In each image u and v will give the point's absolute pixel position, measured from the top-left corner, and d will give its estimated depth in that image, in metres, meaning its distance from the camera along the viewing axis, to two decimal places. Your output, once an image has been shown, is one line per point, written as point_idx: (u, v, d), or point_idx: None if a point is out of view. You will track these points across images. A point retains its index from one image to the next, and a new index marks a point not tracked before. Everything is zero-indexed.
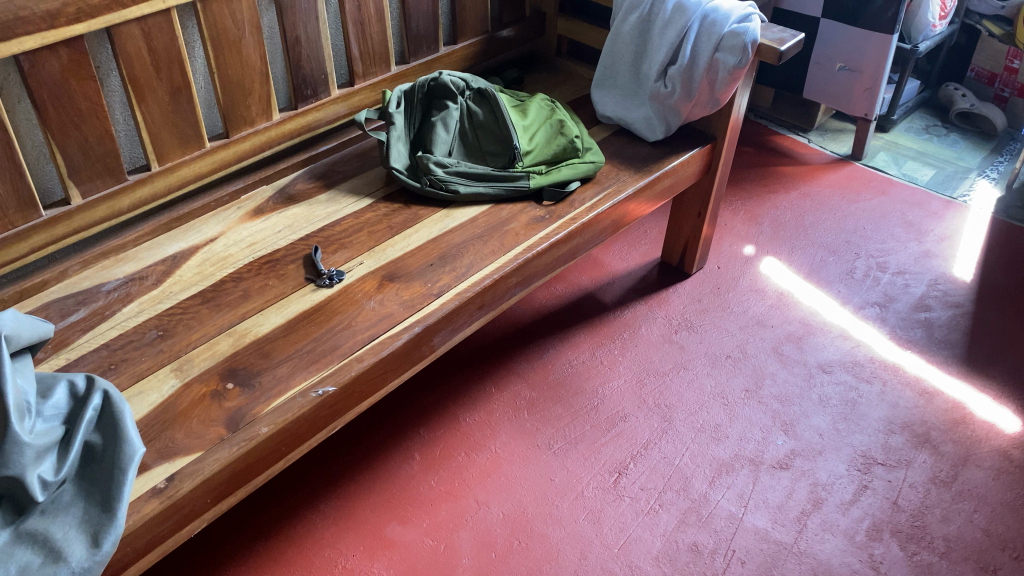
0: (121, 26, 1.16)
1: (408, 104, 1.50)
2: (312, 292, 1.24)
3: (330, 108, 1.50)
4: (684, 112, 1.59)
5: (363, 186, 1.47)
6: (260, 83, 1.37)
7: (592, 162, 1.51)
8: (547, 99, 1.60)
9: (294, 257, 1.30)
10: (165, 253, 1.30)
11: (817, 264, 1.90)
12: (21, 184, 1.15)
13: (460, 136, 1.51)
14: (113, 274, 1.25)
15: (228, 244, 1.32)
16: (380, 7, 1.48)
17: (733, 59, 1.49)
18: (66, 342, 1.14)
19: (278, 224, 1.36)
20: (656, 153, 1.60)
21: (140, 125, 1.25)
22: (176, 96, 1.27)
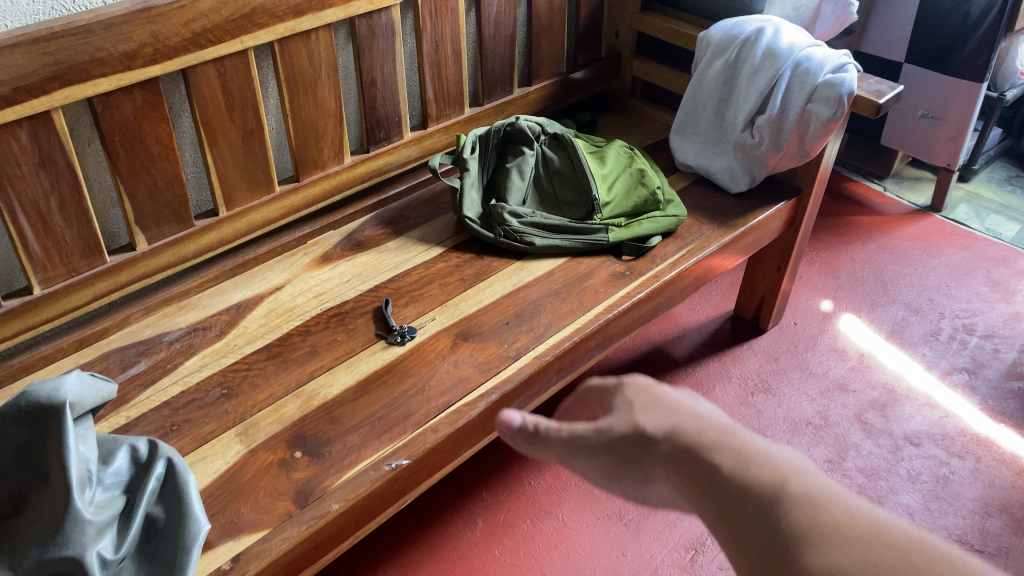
0: (197, 67, 1.11)
1: (483, 149, 1.43)
2: (382, 350, 1.17)
3: (402, 152, 1.43)
4: (771, 163, 1.52)
5: (433, 234, 1.40)
6: (334, 125, 1.32)
7: (675, 215, 1.42)
8: (627, 146, 1.53)
9: (363, 310, 1.24)
10: (229, 302, 1.24)
11: (899, 323, 1.80)
12: (88, 231, 1.09)
13: (535, 184, 1.44)
14: (176, 323, 1.20)
15: (294, 293, 1.26)
16: (458, 48, 1.42)
17: (827, 111, 1.41)
18: (126, 399, 1.08)
19: (346, 273, 1.31)
20: (738, 207, 1.52)
21: (211, 168, 1.19)
22: (248, 139, 1.22)
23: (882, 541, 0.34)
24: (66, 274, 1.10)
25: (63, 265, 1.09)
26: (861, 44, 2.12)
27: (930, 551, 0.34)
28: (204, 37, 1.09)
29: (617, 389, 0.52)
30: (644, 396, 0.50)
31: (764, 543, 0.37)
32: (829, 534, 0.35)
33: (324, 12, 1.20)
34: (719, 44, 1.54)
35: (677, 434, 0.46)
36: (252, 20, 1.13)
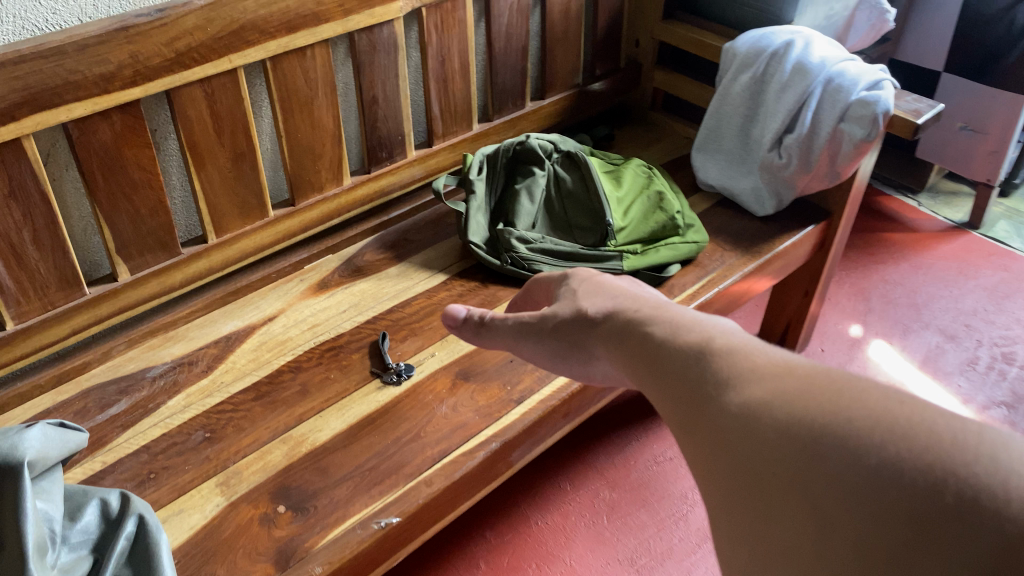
0: (182, 88, 1.04)
1: (491, 169, 1.35)
2: (377, 390, 1.09)
3: (406, 171, 1.35)
4: (799, 185, 1.42)
5: (437, 259, 1.32)
6: (332, 146, 1.24)
7: (695, 241, 1.33)
8: (645, 165, 1.44)
9: (359, 345, 1.16)
10: (218, 333, 1.17)
11: (933, 351, 1.70)
12: (64, 262, 1.03)
13: (546, 206, 1.36)
14: (161, 357, 1.13)
15: (287, 324, 1.19)
16: (466, 61, 1.35)
17: (860, 131, 1.31)
18: (103, 442, 1.02)
19: (343, 302, 1.23)
20: (763, 232, 1.43)
21: (198, 194, 1.12)
22: (239, 162, 1.15)
23: (792, 371, 0.38)
24: (41, 308, 1.04)
25: (38, 298, 1.03)
26: (895, 52, 2.02)
27: (829, 371, 0.37)
28: (188, 56, 1.02)
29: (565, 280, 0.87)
30: (584, 285, 0.82)
31: (691, 392, 0.41)
32: (746, 372, 0.39)
33: (319, 28, 1.13)
34: (745, 56, 1.44)
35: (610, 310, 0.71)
36: (241, 38, 1.06)
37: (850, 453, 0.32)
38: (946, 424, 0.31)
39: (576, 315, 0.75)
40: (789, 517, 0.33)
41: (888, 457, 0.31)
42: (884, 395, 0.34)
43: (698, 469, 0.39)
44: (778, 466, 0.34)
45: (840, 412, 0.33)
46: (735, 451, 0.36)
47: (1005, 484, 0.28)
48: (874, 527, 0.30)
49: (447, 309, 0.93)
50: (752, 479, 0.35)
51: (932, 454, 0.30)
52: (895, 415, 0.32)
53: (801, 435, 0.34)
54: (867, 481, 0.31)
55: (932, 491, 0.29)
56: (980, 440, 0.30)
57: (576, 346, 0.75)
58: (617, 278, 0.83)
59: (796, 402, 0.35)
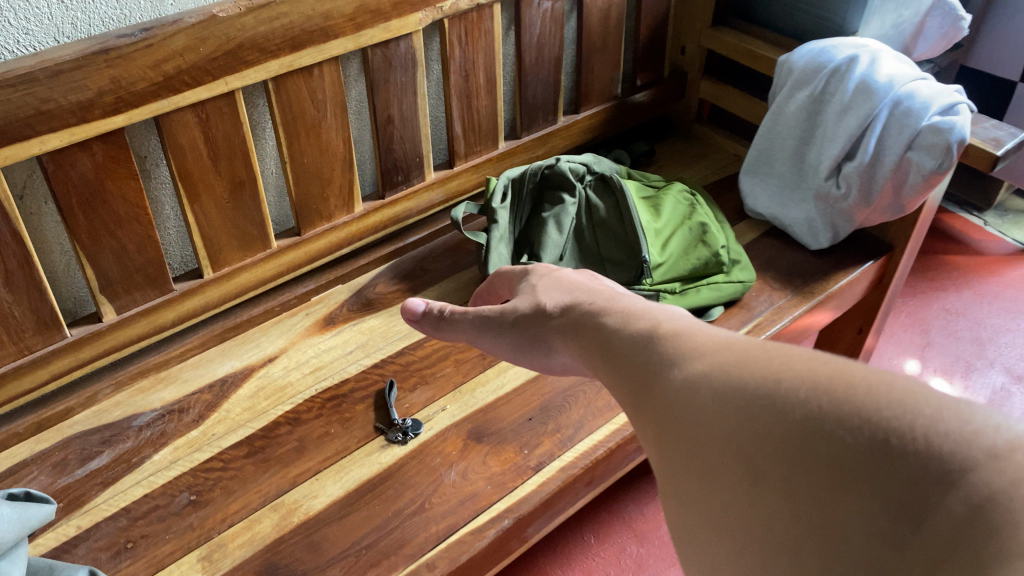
0: (172, 114, 0.94)
1: (516, 195, 1.24)
2: (380, 450, 0.99)
3: (424, 195, 1.24)
4: (859, 218, 1.28)
5: (455, 293, 1.21)
6: (342, 171, 1.14)
7: (740, 281, 1.20)
8: (687, 190, 1.31)
9: (363, 394, 1.06)
10: (213, 376, 1.08)
11: (998, 394, 1.55)
12: (42, 305, 0.94)
13: (575, 237, 1.24)
14: (151, 402, 1.04)
15: (288, 366, 1.09)
16: (492, 76, 1.23)
17: (931, 162, 1.17)
18: (79, 503, 0.93)
19: (349, 342, 1.13)
20: (817, 268, 1.30)
21: (192, 226, 1.02)
22: (237, 191, 1.05)
23: (729, 344, 0.41)
24: (16, 353, 0.95)
25: (14, 343, 0.94)
26: (967, 59, 1.85)
27: (767, 343, 0.40)
28: (178, 80, 0.91)
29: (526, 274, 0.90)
30: (542, 279, 0.87)
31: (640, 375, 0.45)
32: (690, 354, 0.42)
33: (327, 44, 1.02)
34: (802, 73, 1.30)
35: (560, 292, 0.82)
36: (238, 57, 0.95)
37: (776, 414, 0.34)
38: (864, 372, 0.34)
39: (534, 309, 0.81)
40: (722, 474, 0.36)
41: (811, 412, 0.33)
42: (811, 356, 0.37)
43: (646, 438, 0.43)
44: (711, 428, 0.37)
45: (772, 377, 0.36)
46: (677, 418, 0.40)
47: (913, 426, 0.31)
48: (799, 478, 0.33)
49: (408, 300, 0.97)
50: (689, 440, 0.38)
51: (851, 405, 0.32)
52: (819, 372, 0.35)
53: (730, 398, 0.37)
54: (789, 437, 0.33)
55: (848, 440, 0.32)
56: (894, 388, 0.32)
57: (533, 337, 0.81)
58: (576, 271, 0.88)
59: (733, 373, 0.38)
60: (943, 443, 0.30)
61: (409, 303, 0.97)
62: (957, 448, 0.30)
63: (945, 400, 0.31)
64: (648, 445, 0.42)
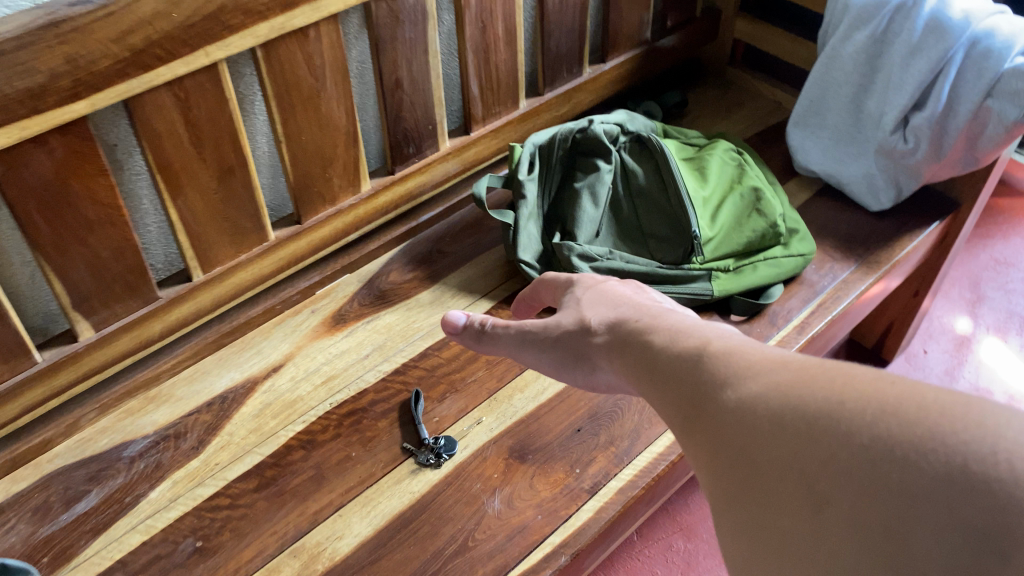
0: (144, 96, 0.77)
1: (544, 163, 1.09)
2: (411, 476, 0.87)
3: (439, 168, 1.10)
4: (926, 174, 1.14)
5: (479, 280, 1.07)
6: (346, 146, 0.98)
7: (800, 254, 1.07)
8: (733, 149, 1.16)
9: (386, 407, 0.93)
10: (211, 391, 0.94)
11: None
12: (4, 330, 0.79)
13: (612, 209, 1.09)
14: (141, 428, 0.91)
15: (296, 376, 0.96)
16: (512, 26, 1.06)
17: (1014, 111, 1.02)
18: (67, 556, 0.80)
19: (364, 344, 0.99)
20: (879, 232, 1.16)
21: (176, 224, 0.87)
22: (227, 180, 0.89)
23: (787, 367, 0.44)
24: None
25: None
26: None
27: (824, 364, 0.43)
28: (149, 54, 0.75)
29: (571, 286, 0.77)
30: (591, 292, 0.74)
31: (695, 396, 0.48)
32: (745, 373, 0.46)
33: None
34: (862, 10, 1.13)
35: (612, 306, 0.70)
36: (220, 22, 0.78)
37: (847, 439, 0.37)
38: (932, 397, 0.36)
39: (581, 326, 0.69)
40: (789, 497, 0.38)
41: (881, 436, 0.36)
42: (876, 379, 0.39)
43: (704, 460, 0.45)
44: (773, 447, 0.40)
45: (839, 400, 0.39)
46: (740, 440, 0.42)
47: (993, 452, 0.32)
48: (870, 502, 0.35)
49: (449, 311, 0.83)
50: (756, 464, 0.41)
51: (925, 431, 0.34)
52: (887, 397, 0.37)
53: (795, 421, 0.39)
54: (860, 461, 0.36)
55: (921, 463, 0.34)
56: (964, 415, 0.35)
57: (584, 359, 0.69)
58: (623, 285, 0.75)
59: (795, 395, 0.41)
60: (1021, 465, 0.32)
61: (449, 313, 0.83)
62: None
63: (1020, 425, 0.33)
64: (711, 465, 0.44)
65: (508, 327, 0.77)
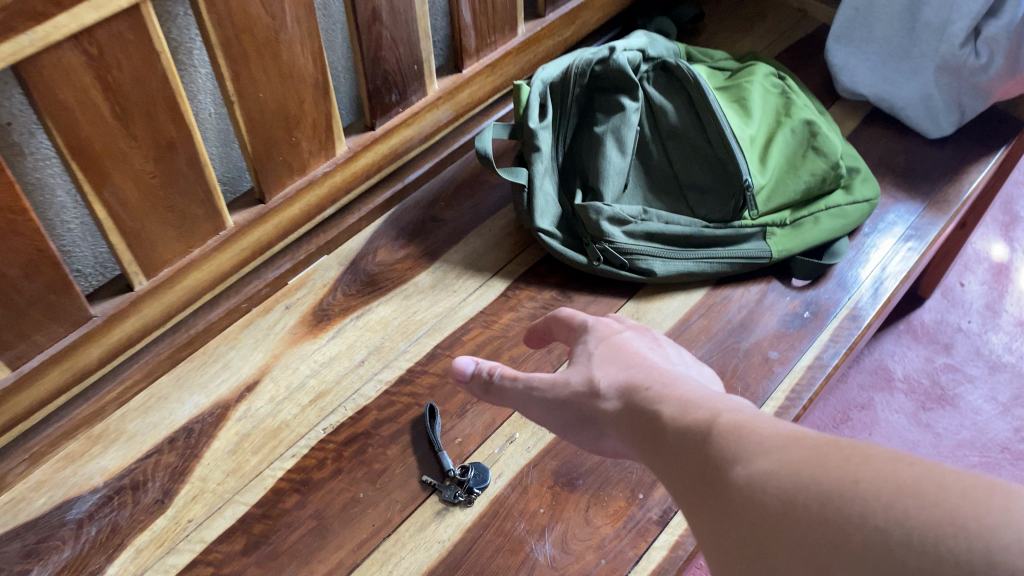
0: (41, 57, 0.55)
1: (558, 106, 0.88)
2: (439, 520, 0.70)
3: (427, 117, 0.90)
4: (999, 92, 0.96)
5: (486, 254, 0.89)
6: (315, 101, 0.77)
7: (864, 199, 0.90)
8: (774, 74, 0.98)
9: (395, 429, 0.75)
10: (172, 423, 0.75)
11: None
12: None
13: (641, 157, 0.90)
14: (88, 480, 0.71)
15: (278, 396, 0.77)
16: None
17: None
18: None
19: (357, 347, 0.80)
20: (942, 163, 1.00)
21: (103, 220, 0.66)
22: (165, 157, 0.67)
23: (801, 440, 0.38)
24: None
25: None
26: None
27: (836, 439, 0.37)
28: None
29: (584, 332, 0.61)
30: (605, 344, 0.59)
31: (701, 473, 0.40)
32: (751, 448, 0.39)
33: None
34: None
35: (623, 362, 0.55)
36: None
37: (862, 523, 0.31)
38: (956, 482, 0.31)
39: (588, 387, 0.54)
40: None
41: (897, 516, 0.30)
42: (897, 459, 0.34)
43: (709, 542, 0.39)
44: (777, 525, 0.34)
45: (850, 477, 0.33)
46: (746, 522, 0.36)
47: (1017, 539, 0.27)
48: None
49: (458, 356, 0.65)
50: (761, 550, 0.35)
51: (944, 512, 0.29)
52: (902, 475, 0.32)
53: (806, 500, 0.34)
54: (874, 546, 0.30)
55: (946, 551, 0.28)
56: (973, 490, 0.30)
57: (594, 427, 0.55)
58: (646, 337, 0.60)
59: (795, 466, 0.36)
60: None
61: (460, 358, 0.66)
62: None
63: None
64: (716, 552, 0.38)
65: (516, 381, 0.61)
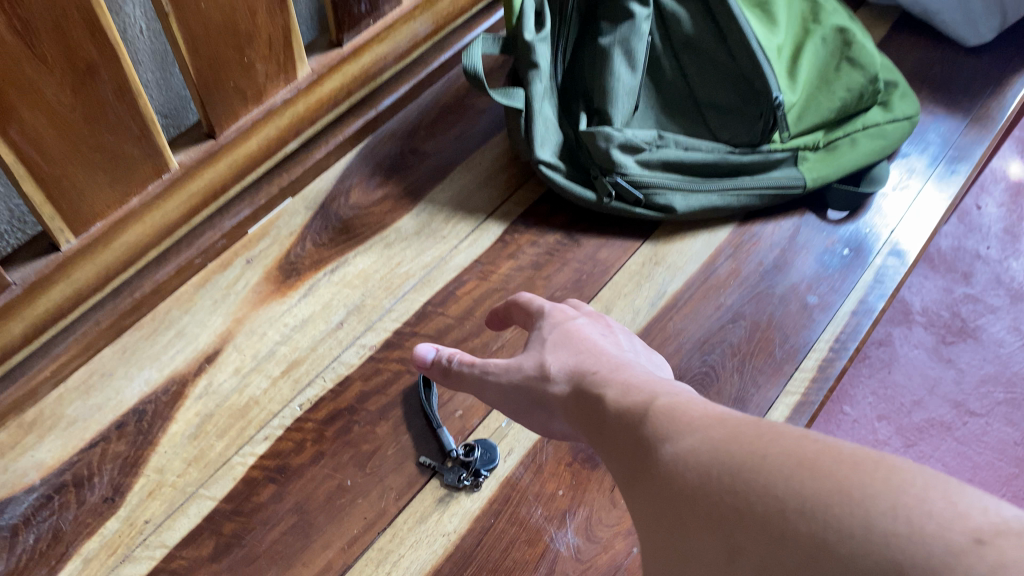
0: None
1: (555, 15, 0.75)
2: (443, 510, 0.60)
3: (404, 31, 0.78)
4: None
5: (477, 193, 0.77)
6: (269, 14, 0.63)
7: (905, 116, 0.79)
8: None
9: (385, 403, 0.65)
10: (120, 404, 0.63)
11: None
12: None
13: (653, 73, 0.77)
14: (21, 477, 0.59)
15: (245, 368, 0.66)
16: None
17: None
18: None
19: (335, 307, 0.69)
20: (982, 75, 0.89)
21: (11, 164, 0.52)
22: (87, 82, 0.54)
23: (729, 416, 0.36)
24: None
25: None
26: None
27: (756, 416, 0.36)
28: None
29: (541, 316, 0.57)
30: (556, 330, 0.55)
31: (632, 452, 0.39)
32: (679, 424, 0.37)
33: None
34: None
35: (570, 347, 0.52)
36: None
37: (764, 496, 0.30)
38: (856, 455, 0.30)
39: (540, 372, 0.52)
40: (699, 559, 0.31)
41: (793, 487, 0.29)
42: (805, 436, 0.32)
43: (637, 522, 0.37)
44: (688, 497, 0.33)
45: (760, 449, 0.32)
46: (661, 496, 0.35)
47: (892, 509, 0.27)
48: (775, 564, 0.28)
49: (419, 345, 0.62)
50: (671, 521, 0.33)
51: (833, 483, 0.29)
52: (805, 447, 0.31)
53: (716, 473, 0.32)
54: (769, 516, 0.29)
55: (832, 525, 0.27)
56: (868, 463, 0.29)
57: (544, 412, 0.52)
58: (601, 326, 0.56)
59: (712, 437, 0.34)
60: (926, 523, 0.26)
61: (420, 345, 0.62)
62: (942, 531, 0.25)
63: (931, 480, 0.28)
64: (639, 530, 0.36)
65: (473, 366, 0.57)
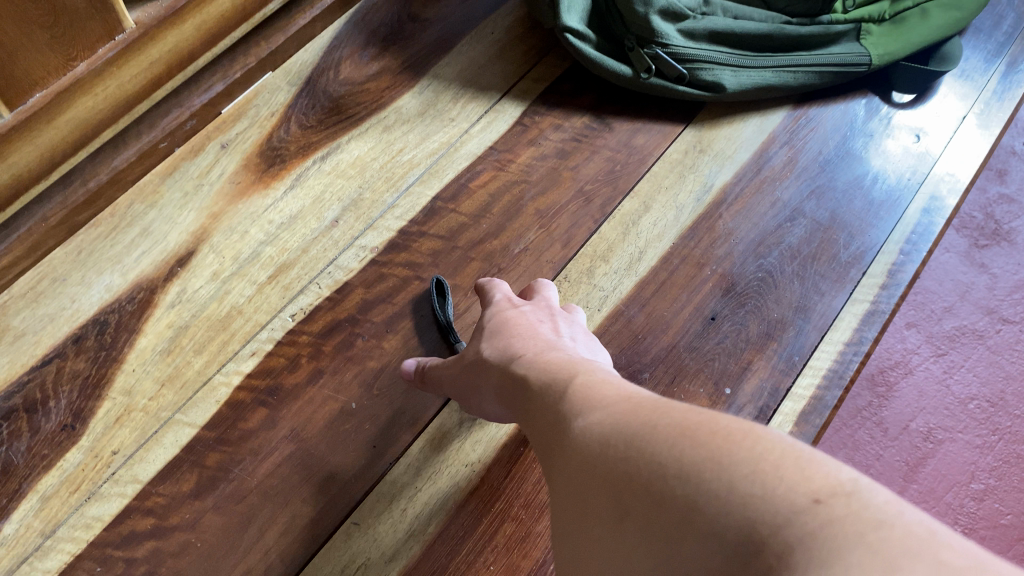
0: None
1: None
2: (462, 438, 0.52)
3: None
4: None
5: (491, 68, 0.66)
6: None
7: None
8: None
9: (392, 314, 0.56)
10: (77, 314, 0.53)
11: None
12: None
13: None
14: None
15: (225, 272, 0.56)
16: None
17: None
18: None
19: (329, 201, 0.59)
20: None
21: None
22: None
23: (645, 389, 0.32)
24: None
25: None
26: None
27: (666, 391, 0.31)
28: None
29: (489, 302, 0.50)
30: (497, 317, 0.48)
31: (543, 428, 0.34)
32: (592, 397, 0.33)
33: None
34: None
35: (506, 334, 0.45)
36: None
37: (650, 461, 0.26)
38: (734, 421, 0.26)
39: (475, 361, 0.45)
40: (587, 534, 0.27)
41: (674, 456, 0.25)
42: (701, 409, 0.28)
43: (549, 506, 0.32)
44: (580, 471, 0.29)
45: (653, 418, 0.28)
46: (562, 474, 0.30)
47: (750, 476, 0.23)
48: (652, 533, 0.24)
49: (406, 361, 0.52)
50: (567, 498, 0.29)
51: (706, 450, 0.25)
52: (697, 417, 0.27)
53: (611, 442, 0.28)
54: (649, 483, 0.25)
55: (699, 487, 0.24)
56: (753, 432, 0.25)
57: (479, 399, 0.45)
58: (555, 316, 0.48)
59: (618, 409, 0.30)
60: (778, 486, 0.22)
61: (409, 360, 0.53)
62: (787, 493, 0.22)
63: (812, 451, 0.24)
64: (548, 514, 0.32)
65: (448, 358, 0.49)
